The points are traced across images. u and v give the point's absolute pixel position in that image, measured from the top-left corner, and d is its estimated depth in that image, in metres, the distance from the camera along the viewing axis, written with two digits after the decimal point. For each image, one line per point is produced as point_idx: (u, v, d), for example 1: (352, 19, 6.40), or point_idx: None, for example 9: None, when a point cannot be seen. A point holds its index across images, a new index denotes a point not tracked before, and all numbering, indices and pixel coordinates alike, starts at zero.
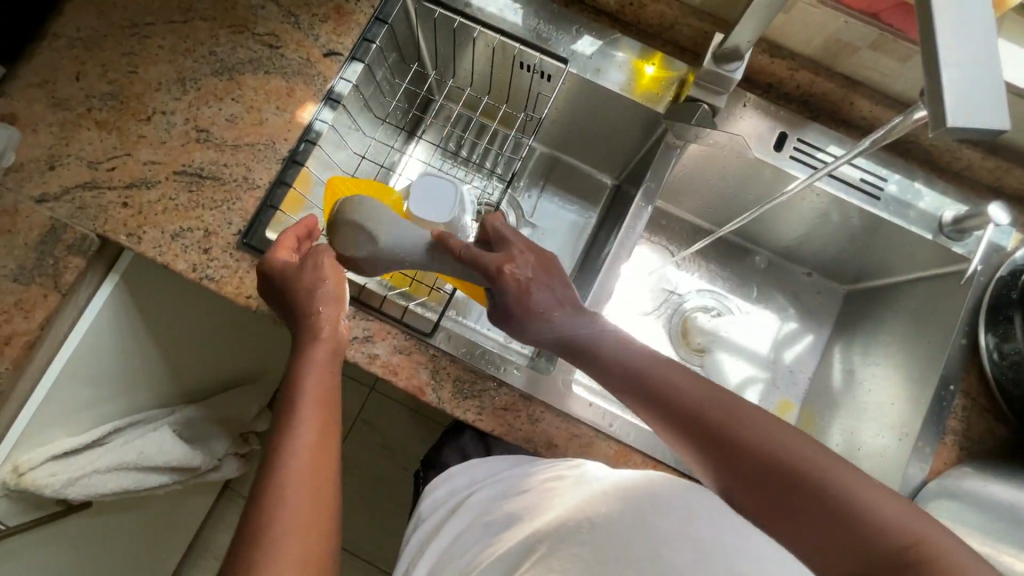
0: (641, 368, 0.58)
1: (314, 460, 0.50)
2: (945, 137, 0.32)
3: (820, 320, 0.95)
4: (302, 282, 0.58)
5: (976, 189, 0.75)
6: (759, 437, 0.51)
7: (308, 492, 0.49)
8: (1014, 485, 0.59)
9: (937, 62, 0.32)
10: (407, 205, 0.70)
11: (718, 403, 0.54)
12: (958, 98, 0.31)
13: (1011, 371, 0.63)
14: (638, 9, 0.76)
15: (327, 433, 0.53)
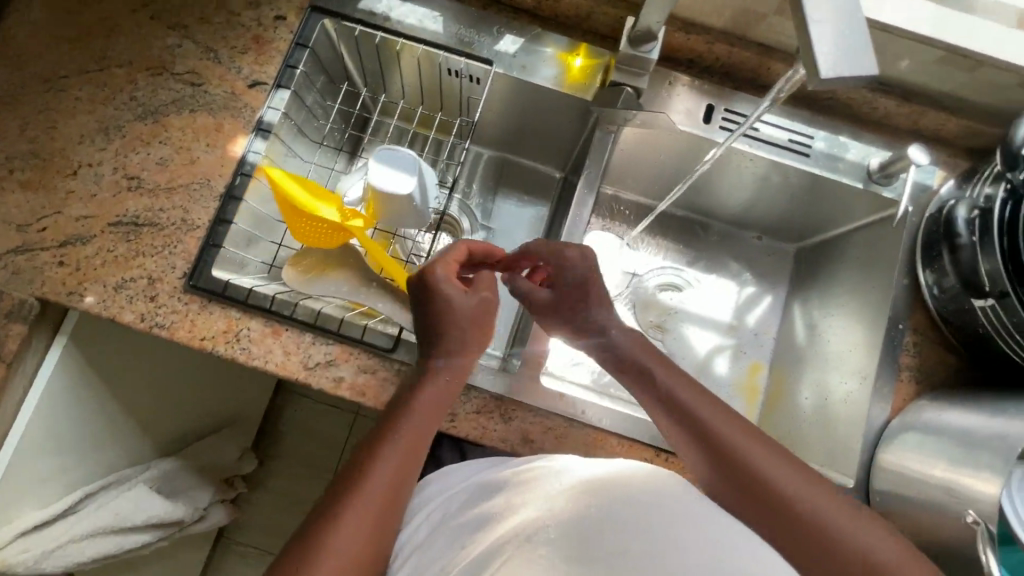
0: (652, 368, 0.61)
1: (394, 479, 0.53)
2: (824, 88, 0.33)
3: (775, 280, 0.98)
4: (458, 305, 0.62)
5: (898, 135, 0.77)
6: (746, 440, 0.54)
7: (363, 506, 0.51)
8: (967, 409, 0.62)
9: (805, 21, 0.34)
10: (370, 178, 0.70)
11: (716, 407, 0.57)
12: (825, 52, 0.33)
13: (951, 304, 0.67)
14: (553, 3, 0.77)
15: (417, 457, 0.56)
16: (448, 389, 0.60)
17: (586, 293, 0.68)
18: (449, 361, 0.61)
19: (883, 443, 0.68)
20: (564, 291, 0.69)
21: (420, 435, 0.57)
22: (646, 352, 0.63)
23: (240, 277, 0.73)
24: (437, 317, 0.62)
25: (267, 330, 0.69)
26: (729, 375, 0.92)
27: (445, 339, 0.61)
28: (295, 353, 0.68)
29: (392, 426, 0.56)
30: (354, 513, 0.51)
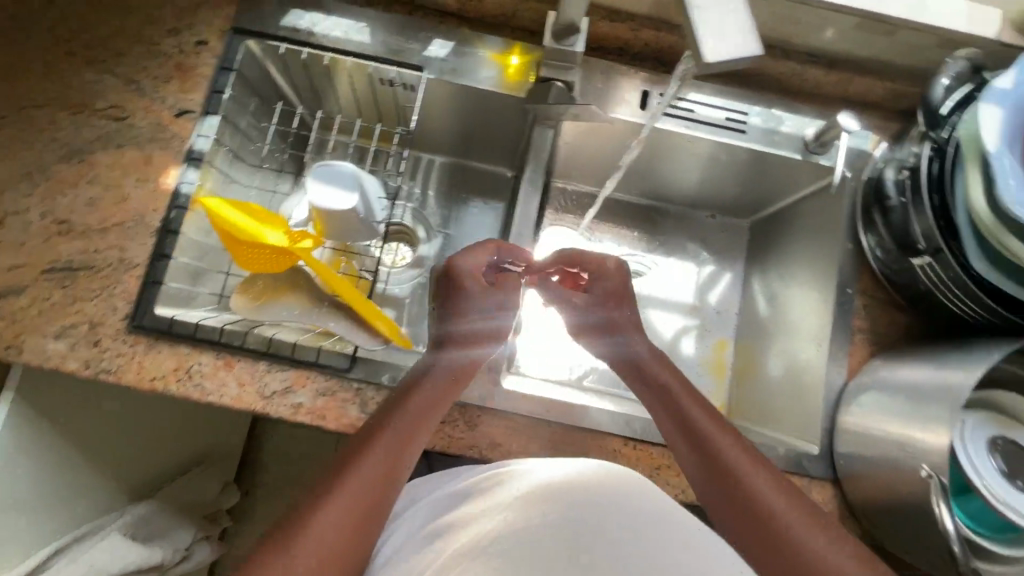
0: (669, 386, 0.64)
1: (386, 468, 0.55)
2: (713, 70, 0.36)
3: (733, 256, 0.99)
4: (477, 305, 0.65)
5: (831, 104, 0.78)
6: (743, 462, 0.57)
7: (349, 503, 0.52)
8: (917, 365, 0.63)
9: (691, 12, 0.36)
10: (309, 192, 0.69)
11: (722, 427, 0.60)
12: (710, 39, 0.36)
13: (892, 264, 0.68)
14: (477, 3, 0.76)
15: (411, 451, 0.57)
16: (449, 385, 0.61)
17: (618, 299, 0.71)
18: (452, 362, 0.62)
19: (844, 407, 0.69)
20: (602, 299, 0.71)
21: (417, 429, 0.58)
22: (667, 370, 0.65)
23: (186, 312, 0.71)
24: (451, 323, 0.64)
25: (220, 363, 0.67)
26: (696, 354, 0.93)
27: (454, 334, 0.63)
28: (250, 383, 0.67)
29: (390, 417, 0.58)
30: (344, 496, 0.52)
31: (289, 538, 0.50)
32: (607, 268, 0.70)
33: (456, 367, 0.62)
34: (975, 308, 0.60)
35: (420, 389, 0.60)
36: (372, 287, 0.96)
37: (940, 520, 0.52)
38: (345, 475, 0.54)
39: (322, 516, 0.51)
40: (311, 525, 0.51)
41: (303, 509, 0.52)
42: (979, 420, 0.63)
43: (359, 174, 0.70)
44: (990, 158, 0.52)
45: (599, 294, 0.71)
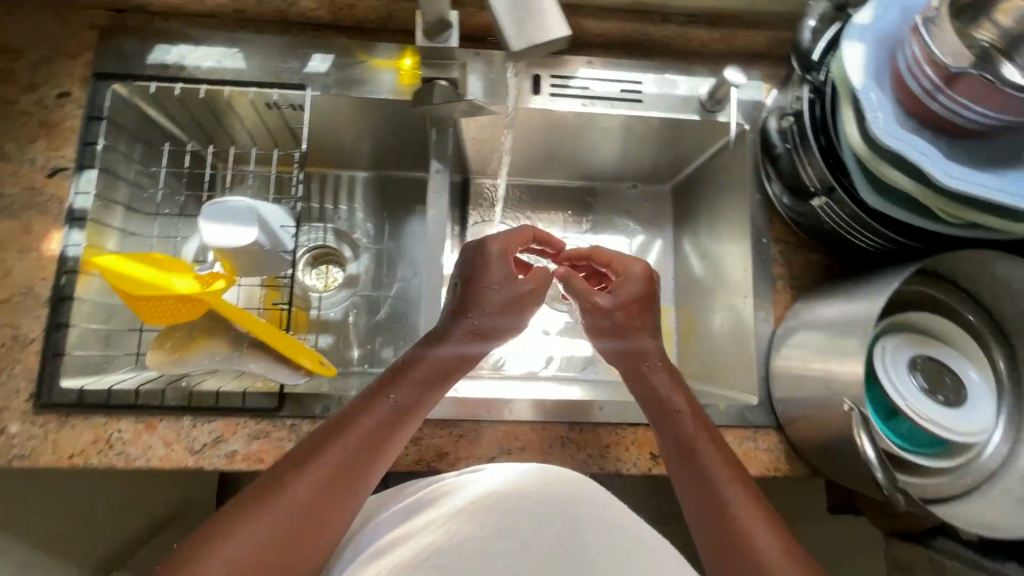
0: (667, 395, 0.64)
1: (354, 461, 0.54)
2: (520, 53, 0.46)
3: (661, 222, 1.00)
4: (485, 296, 0.65)
5: (720, 59, 0.79)
6: (729, 484, 0.57)
7: (305, 488, 0.52)
8: (833, 302, 0.65)
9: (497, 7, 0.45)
10: (206, 232, 0.66)
11: (717, 448, 0.60)
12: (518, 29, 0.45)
13: (794, 209, 0.69)
14: (350, 11, 0.72)
15: (384, 449, 0.57)
16: (430, 382, 0.61)
17: (642, 304, 0.69)
18: (436, 365, 0.62)
19: (775, 353, 0.71)
20: (624, 304, 0.68)
21: (393, 426, 0.58)
22: (669, 380, 0.65)
23: (97, 378, 0.67)
24: (451, 321, 0.65)
25: (141, 427, 0.64)
26: None
27: (463, 327, 0.64)
28: (177, 441, 0.64)
29: (368, 404, 0.58)
30: (305, 482, 0.52)
31: (244, 510, 0.50)
32: (634, 273, 0.70)
33: (439, 367, 0.62)
34: (872, 238, 0.63)
35: (400, 384, 0.59)
36: (305, 315, 0.94)
37: (861, 449, 0.52)
38: (309, 460, 0.53)
39: (280, 496, 0.51)
40: (265, 506, 0.50)
41: (261, 489, 0.52)
42: (896, 344, 0.65)
43: (253, 206, 0.67)
44: (858, 93, 0.54)
45: (622, 297, 0.68)
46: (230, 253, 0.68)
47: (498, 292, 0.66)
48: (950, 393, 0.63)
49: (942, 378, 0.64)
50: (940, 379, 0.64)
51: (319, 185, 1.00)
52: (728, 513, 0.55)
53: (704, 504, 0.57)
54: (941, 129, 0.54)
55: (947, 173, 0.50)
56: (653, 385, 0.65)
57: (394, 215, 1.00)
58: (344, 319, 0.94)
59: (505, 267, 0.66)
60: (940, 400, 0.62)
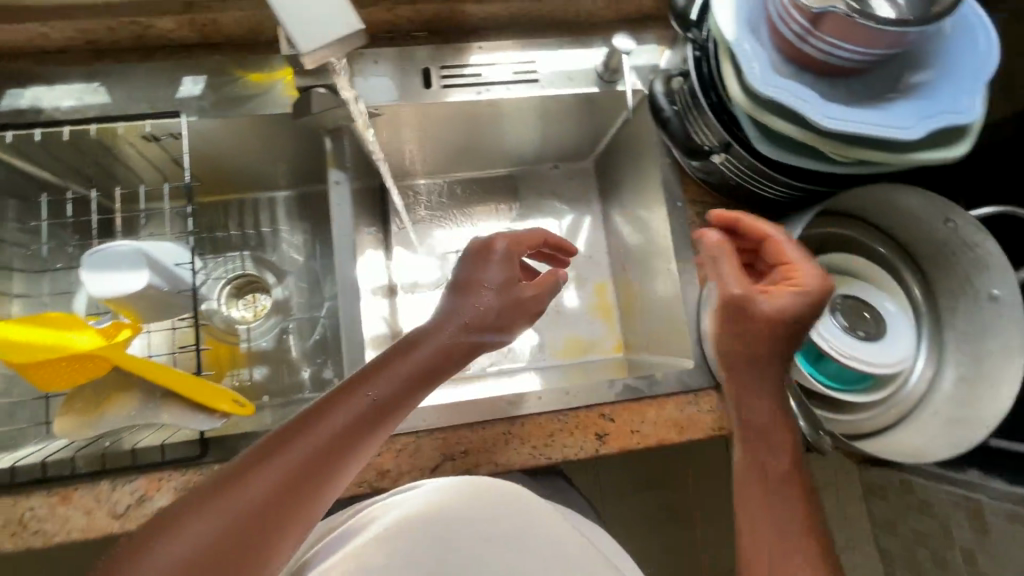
0: (760, 410, 0.55)
1: (312, 470, 0.46)
2: (317, 61, 0.41)
3: (587, 199, 0.99)
4: (475, 304, 0.58)
5: (612, 27, 0.78)
6: (786, 518, 0.53)
7: (244, 502, 0.43)
8: (750, 255, 0.65)
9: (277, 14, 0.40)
10: (92, 283, 0.61)
11: (793, 479, 0.54)
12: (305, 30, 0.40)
13: (699, 168, 0.69)
14: (213, 27, 0.67)
15: (356, 451, 0.49)
16: (412, 381, 0.54)
17: (796, 315, 0.52)
18: (421, 363, 0.55)
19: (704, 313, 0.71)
20: (774, 320, 0.52)
21: (369, 424, 0.50)
22: (768, 403, 0.55)
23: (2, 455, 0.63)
24: (444, 321, 0.58)
25: (55, 499, 0.60)
26: (580, 304, 0.94)
27: (461, 328, 0.58)
28: (98, 507, 0.60)
29: (334, 405, 0.50)
30: (260, 482, 0.44)
31: (173, 522, 0.41)
32: (809, 288, 0.52)
33: (423, 364, 0.55)
34: (777, 187, 0.63)
35: (379, 379, 0.52)
36: (234, 349, 0.89)
37: (782, 399, 0.53)
38: (268, 458, 0.45)
39: (230, 495, 0.43)
40: (211, 508, 0.42)
41: (212, 487, 0.43)
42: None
43: (139, 248, 0.63)
44: (734, 47, 0.53)
45: (777, 310, 0.52)
46: (125, 301, 0.63)
47: (496, 297, 0.59)
48: (868, 328, 0.64)
49: (859, 314, 0.65)
50: (857, 315, 0.65)
51: (230, 212, 0.95)
52: (760, 544, 0.53)
53: (761, 523, 0.53)
54: (820, 72, 0.54)
55: (826, 114, 0.51)
56: (754, 410, 0.56)
57: (315, 231, 0.96)
58: (278, 346, 0.90)
59: (508, 269, 0.61)
60: (859, 336, 0.63)
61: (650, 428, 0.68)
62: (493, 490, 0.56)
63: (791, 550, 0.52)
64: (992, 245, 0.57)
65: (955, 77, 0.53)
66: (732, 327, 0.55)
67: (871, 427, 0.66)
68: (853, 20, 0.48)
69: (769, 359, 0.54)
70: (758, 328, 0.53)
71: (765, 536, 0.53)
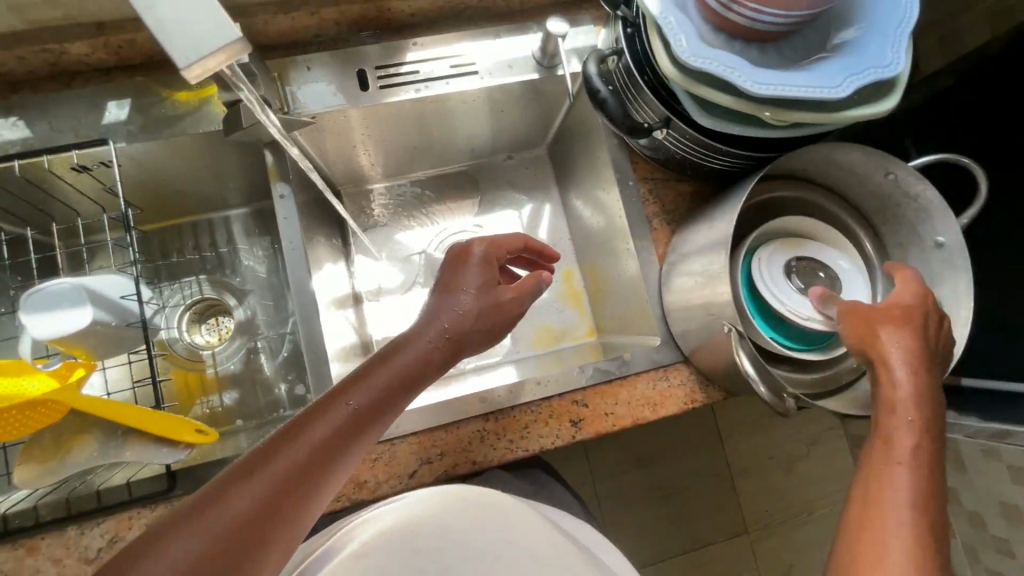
0: (900, 391, 0.50)
1: (291, 485, 0.45)
2: (200, 73, 0.37)
3: (545, 187, 0.98)
4: (453, 306, 0.58)
5: (547, 11, 0.77)
6: (908, 503, 0.47)
7: (223, 520, 0.42)
8: (703, 227, 0.65)
9: (146, 24, 0.36)
10: (28, 324, 0.58)
11: (919, 475, 0.48)
12: (181, 41, 0.36)
13: (646, 146, 0.69)
14: (131, 48, 0.65)
15: (338, 462, 0.48)
16: (393, 388, 0.53)
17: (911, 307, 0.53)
18: (402, 369, 0.54)
19: (665, 289, 0.71)
20: (897, 307, 0.53)
21: (350, 435, 0.49)
22: (903, 386, 0.50)
23: None
24: (426, 327, 0.58)
25: (22, 552, 0.58)
26: (549, 292, 0.94)
27: (440, 333, 0.57)
28: (68, 554, 0.58)
29: (314, 420, 0.49)
30: (242, 497, 0.43)
31: (150, 544, 0.40)
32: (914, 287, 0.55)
33: (404, 370, 0.54)
34: (722, 156, 0.63)
35: (359, 388, 0.52)
36: (202, 376, 0.87)
37: (742, 367, 0.53)
38: (249, 473, 0.45)
39: (210, 512, 0.42)
40: (191, 528, 0.41)
41: (190, 509, 0.42)
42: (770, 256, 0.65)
43: (79, 283, 0.61)
44: (659, 20, 0.53)
45: (902, 300, 0.54)
46: (72, 340, 0.61)
47: (474, 299, 0.59)
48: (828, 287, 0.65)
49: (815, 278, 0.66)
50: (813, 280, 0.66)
51: (183, 236, 0.92)
52: (869, 537, 0.47)
53: (874, 507, 0.48)
54: (748, 37, 0.54)
55: (755, 81, 0.51)
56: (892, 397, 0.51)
57: (273, 247, 0.94)
58: (248, 367, 0.89)
59: (487, 270, 0.61)
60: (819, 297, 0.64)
61: (624, 408, 0.69)
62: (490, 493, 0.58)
63: (907, 535, 0.46)
64: (933, 194, 0.58)
65: (878, 30, 0.54)
66: (852, 327, 0.54)
67: (838, 381, 0.66)
68: None
69: (909, 342, 0.51)
70: (885, 317, 0.52)
71: (878, 519, 0.47)
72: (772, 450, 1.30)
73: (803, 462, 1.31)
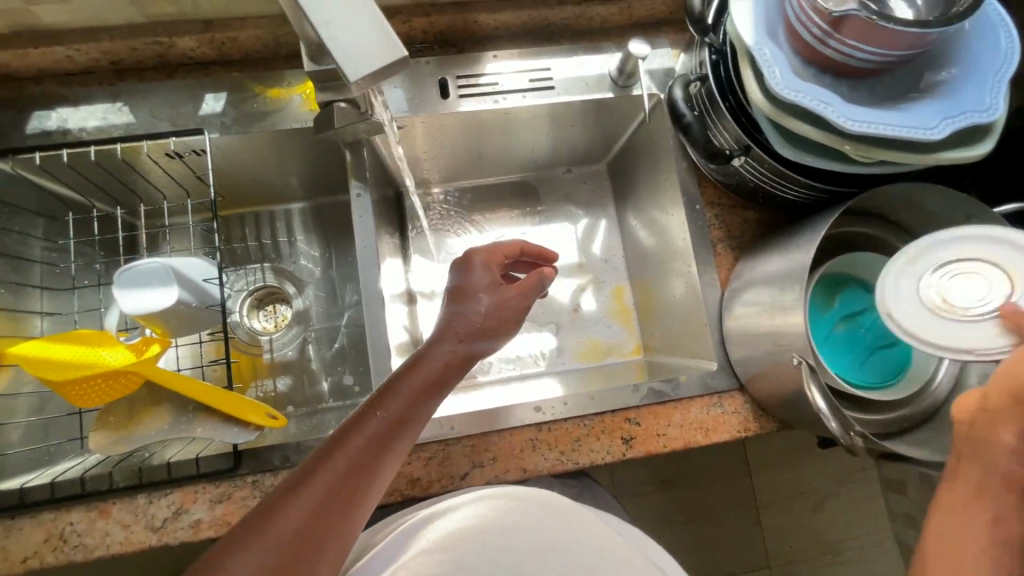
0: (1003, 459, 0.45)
1: (340, 494, 0.47)
2: (370, 84, 0.40)
3: (601, 203, 0.99)
4: (469, 311, 0.60)
5: (625, 32, 0.78)
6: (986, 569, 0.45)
7: (283, 531, 0.45)
8: (772, 256, 0.65)
9: (323, 40, 0.39)
10: (123, 302, 0.62)
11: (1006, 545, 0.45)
12: (354, 58, 0.39)
13: (718, 170, 0.69)
14: (233, 44, 0.68)
15: (378, 468, 0.50)
16: (425, 393, 0.55)
17: None
18: (429, 374, 0.55)
19: (725, 315, 0.71)
20: None
21: (389, 443, 0.51)
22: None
23: (39, 473, 0.65)
24: (445, 330, 0.59)
25: (94, 514, 0.61)
26: (598, 307, 0.95)
27: (457, 334, 0.59)
28: (136, 521, 0.61)
29: (352, 432, 0.50)
30: (298, 507, 0.46)
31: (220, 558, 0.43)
32: None
33: (431, 376, 0.56)
34: (798, 188, 0.63)
35: (393, 393, 0.53)
36: (257, 360, 0.90)
37: (813, 401, 0.53)
38: (301, 484, 0.47)
39: (273, 522, 0.45)
40: (254, 542, 0.44)
41: (254, 517, 0.45)
42: (887, 288, 0.51)
43: (167, 264, 0.64)
44: (753, 51, 0.53)
45: None
46: (156, 317, 0.64)
47: (486, 300, 0.61)
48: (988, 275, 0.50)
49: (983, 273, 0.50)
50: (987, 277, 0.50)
51: (249, 224, 0.96)
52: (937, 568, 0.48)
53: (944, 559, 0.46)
54: (839, 72, 0.54)
55: (848, 117, 0.51)
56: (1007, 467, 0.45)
57: (333, 241, 0.97)
58: (301, 356, 0.91)
59: (491, 274, 0.63)
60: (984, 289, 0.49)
61: (675, 431, 0.69)
62: (553, 500, 0.61)
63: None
64: None
65: (975, 75, 0.53)
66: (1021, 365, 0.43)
67: (902, 424, 0.64)
68: (873, 22, 0.48)
69: None
70: None
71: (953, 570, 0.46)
72: (803, 485, 1.27)
73: (834, 501, 1.28)
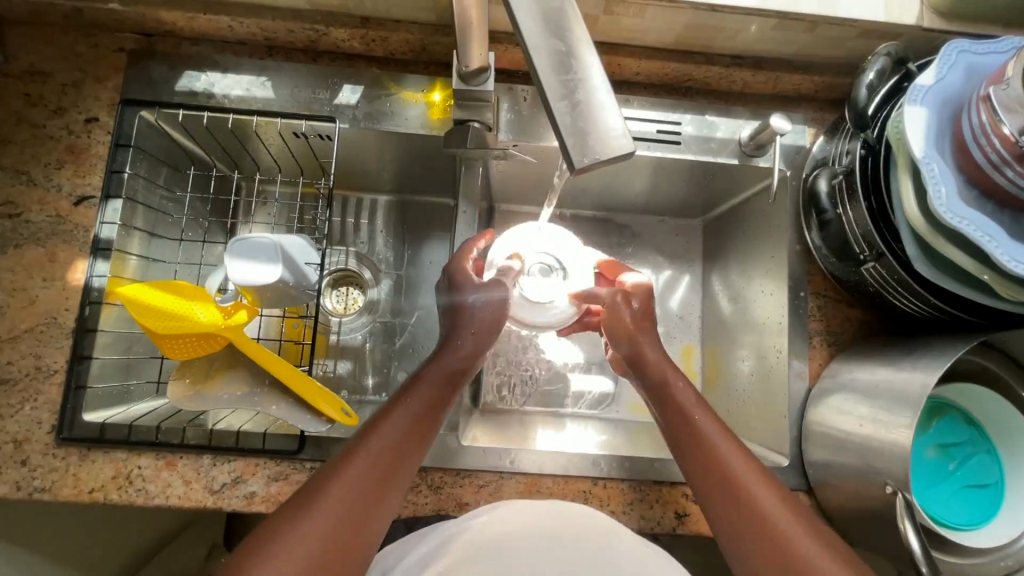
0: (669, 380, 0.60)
1: (378, 481, 0.51)
2: (585, 171, 0.36)
3: (689, 259, 0.94)
4: (474, 315, 0.61)
5: (763, 102, 0.76)
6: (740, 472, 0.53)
7: (329, 511, 0.48)
8: (876, 366, 0.62)
9: (553, 118, 0.36)
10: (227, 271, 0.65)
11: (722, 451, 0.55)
12: (577, 141, 0.36)
13: (833, 260, 0.67)
14: (382, 42, 0.70)
15: (410, 458, 0.53)
16: (445, 386, 0.58)
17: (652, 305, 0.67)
18: (450, 366, 0.58)
19: (808, 412, 0.68)
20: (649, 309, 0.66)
21: (415, 436, 0.54)
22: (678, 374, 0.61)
23: (118, 411, 0.67)
24: (458, 335, 0.61)
25: (161, 464, 0.64)
26: None
27: (469, 337, 0.60)
28: (197, 479, 0.64)
29: (384, 421, 0.54)
30: (335, 498, 0.49)
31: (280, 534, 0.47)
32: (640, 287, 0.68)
33: (454, 369, 0.59)
34: (923, 305, 0.60)
35: (414, 392, 0.56)
36: (325, 339, 0.92)
37: (906, 539, 0.50)
38: (344, 467, 0.51)
39: (321, 503, 0.48)
40: (306, 519, 0.47)
41: (306, 496, 0.49)
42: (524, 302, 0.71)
43: (277, 242, 0.65)
44: (920, 164, 0.50)
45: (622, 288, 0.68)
46: (256, 291, 0.66)
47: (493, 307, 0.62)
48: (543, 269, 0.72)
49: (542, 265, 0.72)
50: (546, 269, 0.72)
51: (337, 205, 0.98)
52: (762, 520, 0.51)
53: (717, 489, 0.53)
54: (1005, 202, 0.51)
55: (1011, 255, 0.47)
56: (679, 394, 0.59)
57: (415, 239, 0.98)
58: (363, 345, 0.93)
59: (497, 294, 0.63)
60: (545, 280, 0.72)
61: None
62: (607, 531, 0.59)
63: None
64: None
65: None
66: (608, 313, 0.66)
67: None
68: None
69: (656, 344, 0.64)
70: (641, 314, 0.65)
71: (735, 497, 0.52)
72: None
73: None
